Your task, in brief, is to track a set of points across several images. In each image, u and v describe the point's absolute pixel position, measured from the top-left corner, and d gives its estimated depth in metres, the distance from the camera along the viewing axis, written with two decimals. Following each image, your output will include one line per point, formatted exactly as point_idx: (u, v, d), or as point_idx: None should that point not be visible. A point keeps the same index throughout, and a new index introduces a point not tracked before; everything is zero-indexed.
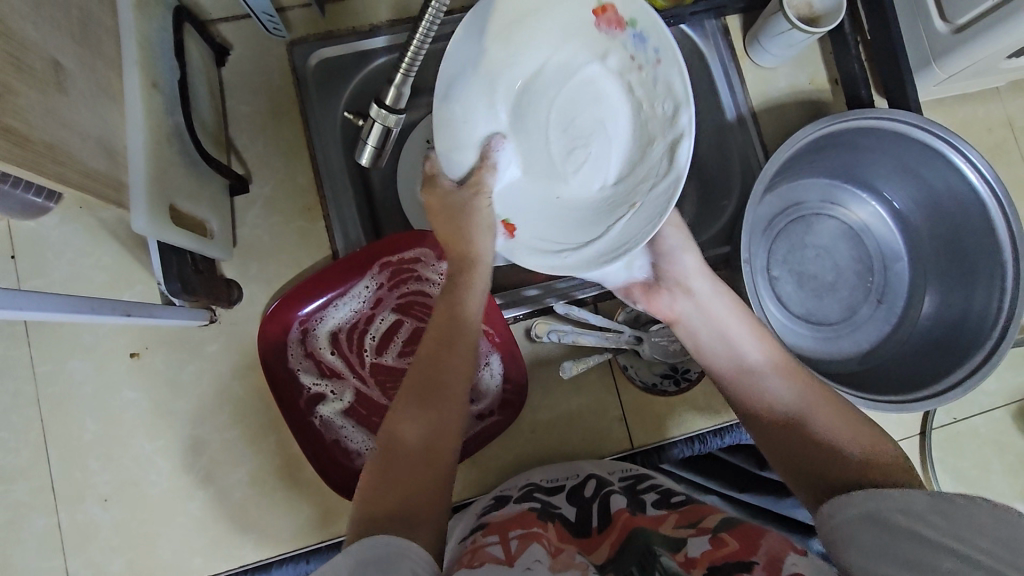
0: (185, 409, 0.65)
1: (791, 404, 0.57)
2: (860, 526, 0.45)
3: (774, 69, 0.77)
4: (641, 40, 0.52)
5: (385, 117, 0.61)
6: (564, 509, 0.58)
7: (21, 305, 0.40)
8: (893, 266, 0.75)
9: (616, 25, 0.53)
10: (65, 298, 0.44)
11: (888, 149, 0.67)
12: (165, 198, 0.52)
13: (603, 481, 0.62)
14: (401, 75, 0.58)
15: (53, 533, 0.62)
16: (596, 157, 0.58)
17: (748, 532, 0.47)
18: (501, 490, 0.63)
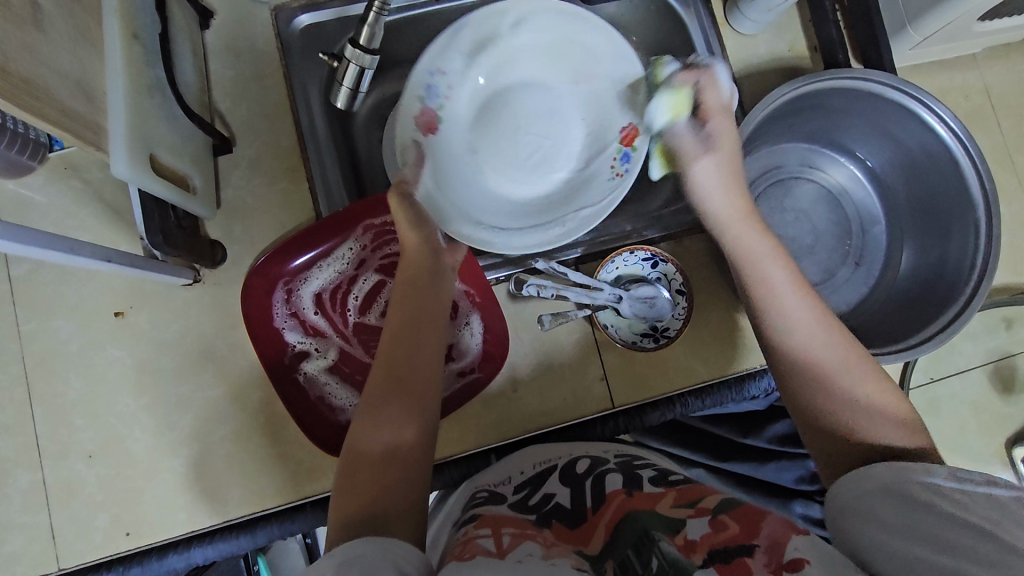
0: (169, 367, 0.66)
1: (869, 395, 0.53)
2: (878, 500, 0.48)
3: (753, 36, 0.78)
4: (430, 89, 0.70)
5: (359, 58, 0.62)
6: (559, 495, 0.59)
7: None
8: (871, 229, 0.76)
9: (429, 122, 0.71)
10: (46, 237, 0.45)
11: (862, 111, 0.69)
12: (147, 148, 0.52)
13: (596, 458, 0.64)
14: (374, 13, 0.59)
15: (37, 489, 0.63)
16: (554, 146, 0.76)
17: (749, 515, 0.50)
18: (494, 475, 0.65)
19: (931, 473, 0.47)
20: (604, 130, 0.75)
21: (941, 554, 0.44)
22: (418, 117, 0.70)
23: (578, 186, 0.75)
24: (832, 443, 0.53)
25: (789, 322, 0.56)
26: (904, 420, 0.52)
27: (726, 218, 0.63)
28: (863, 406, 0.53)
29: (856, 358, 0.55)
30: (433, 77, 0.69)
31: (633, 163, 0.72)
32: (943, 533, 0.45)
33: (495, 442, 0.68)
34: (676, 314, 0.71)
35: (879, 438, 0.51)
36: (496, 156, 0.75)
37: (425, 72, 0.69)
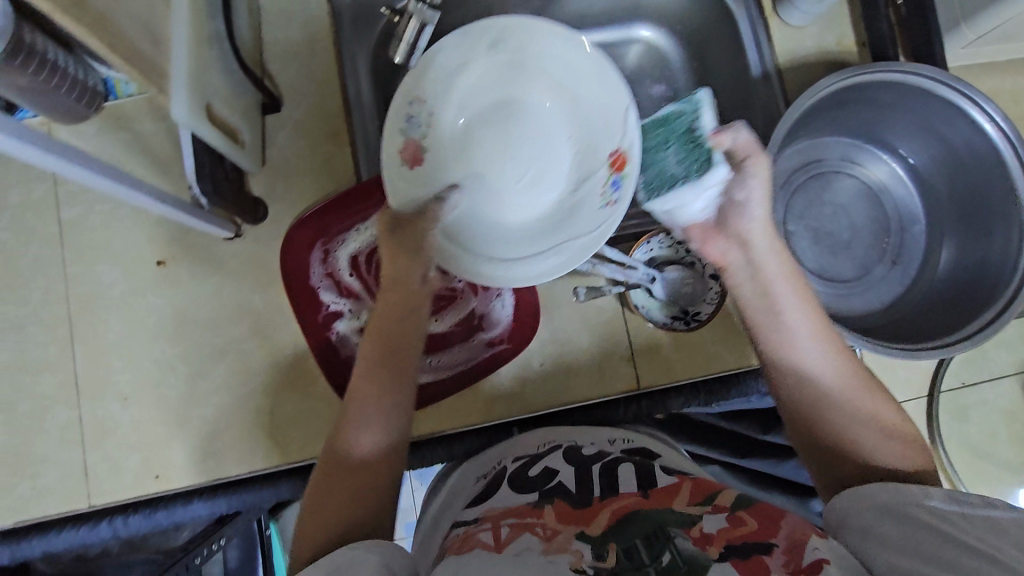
0: (206, 317, 0.67)
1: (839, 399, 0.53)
2: (868, 514, 0.46)
3: (801, 28, 0.78)
4: (415, 119, 0.61)
5: (424, 12, 0.63)
6: (563, 475, 0.58)
7: (70, 158, 0.41)
8: (910, 228, 0.74)
9: (413, 154, 0.62)
10: (111, 169, 0.46)
11: (909, 107, 0.68)
12: (203, 97, 0.53)
13: (602, 449, 0.62)
14: None
15: (73, 426, 0.64)
16: (535, 171, 0.65)
17: (767, 515, 0.48)
18: (494, 457, 0.64)
19: (932, 496, 0.45)
20: (591, 153, 0.63)
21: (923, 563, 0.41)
22: (405, 149, 0.61)
23: (564, 213, 0.64)
24: (834, 466, 0.52)
25: (801, 347, 0.55)
26: (902, 440, 0.51)
27: (779, 278, 0.56)
28: (870, 426, 0.52)
29: (866, 382, 0.54)
30: (413, 107, 0.61)
31: (625, 191, 0.59)
32: (919, 543, 0.43)
33: (519, 415, 0.69)
34: (709, 299, 0.70)
35: (883, 460, 0.50)
36: (501, 176, 0.65)
37: (405, 101, 0.60)
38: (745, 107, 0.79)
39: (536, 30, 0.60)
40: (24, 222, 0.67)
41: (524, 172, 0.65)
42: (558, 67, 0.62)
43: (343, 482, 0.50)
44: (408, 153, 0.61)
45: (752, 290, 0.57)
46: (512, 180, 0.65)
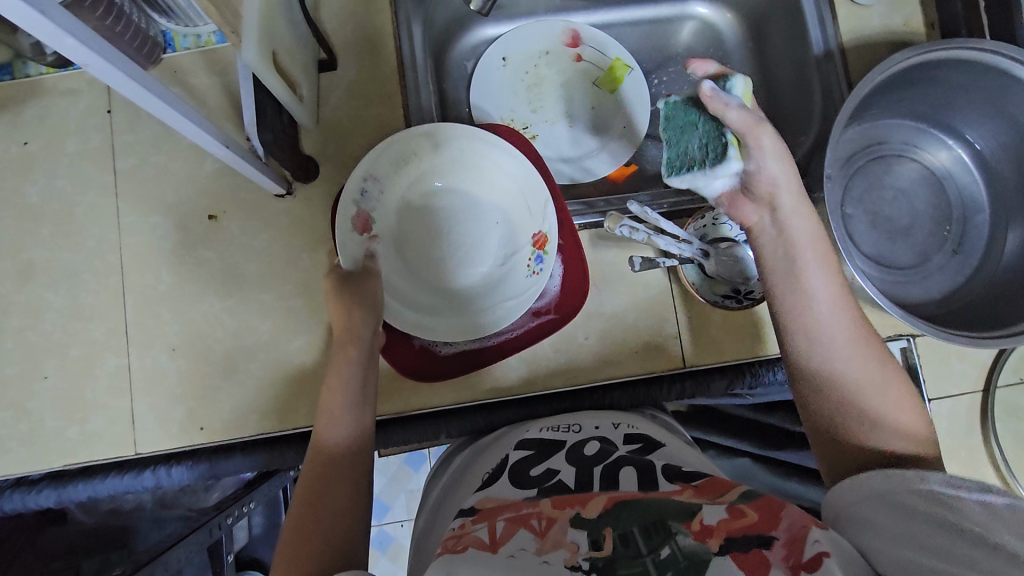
0: (255, 273, 0.67)
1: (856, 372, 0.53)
2: (868, 505, 0.47)
3: (869, 6, 0.75)
4: (365, 193, 0.65)
5: None
6: (563, 473, 0.57)
7: (167, 101, 0.42)
8: (973, 217, 0.72)
9: (365, 222, 0.65)
10: (197, 116, 0.46)
11: (983, 89, 0.65)
12: (270, 45, 0.53)
13: (607, 442, 0.61)
14: None
15: (122, 374, 0.65)
16: (476, 244, 0.70)
17: (769, 506, 0.47)
18: (493, 455, 0.63)
19: (931, 481, 0.46)
20: (517, 232, 0.69)
21: (926, 556, 0.42)
22: (357, 219, 0.65)
23: (494, 283, 0.69)
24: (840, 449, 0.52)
25: (819, 316, 0.55)
26: (908, 419, 0.52)
27: (803, 243, 0.57)
28: (877, 410, 0.52)
29: (875, 358, 0.54)
30: (368, 182, 0.65)
31: (546, 267, 0.66)
32: (926, 534, 0.43)
33: (562, 387, 0.68)
34: None
35: (890, 442, 0.51)
36: (436, 263, 0.69)
37: (361, 176, 0.64)
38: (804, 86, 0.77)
39: (476, 138, 0.66)
40: (80, 170, 0.67)
41: (458, 247, 0.69)
42: (506, 180, 0.69)
43: (321, 502, 0.53)
44: (358, 221, 0.64)
45: (776, 252, 0.57)
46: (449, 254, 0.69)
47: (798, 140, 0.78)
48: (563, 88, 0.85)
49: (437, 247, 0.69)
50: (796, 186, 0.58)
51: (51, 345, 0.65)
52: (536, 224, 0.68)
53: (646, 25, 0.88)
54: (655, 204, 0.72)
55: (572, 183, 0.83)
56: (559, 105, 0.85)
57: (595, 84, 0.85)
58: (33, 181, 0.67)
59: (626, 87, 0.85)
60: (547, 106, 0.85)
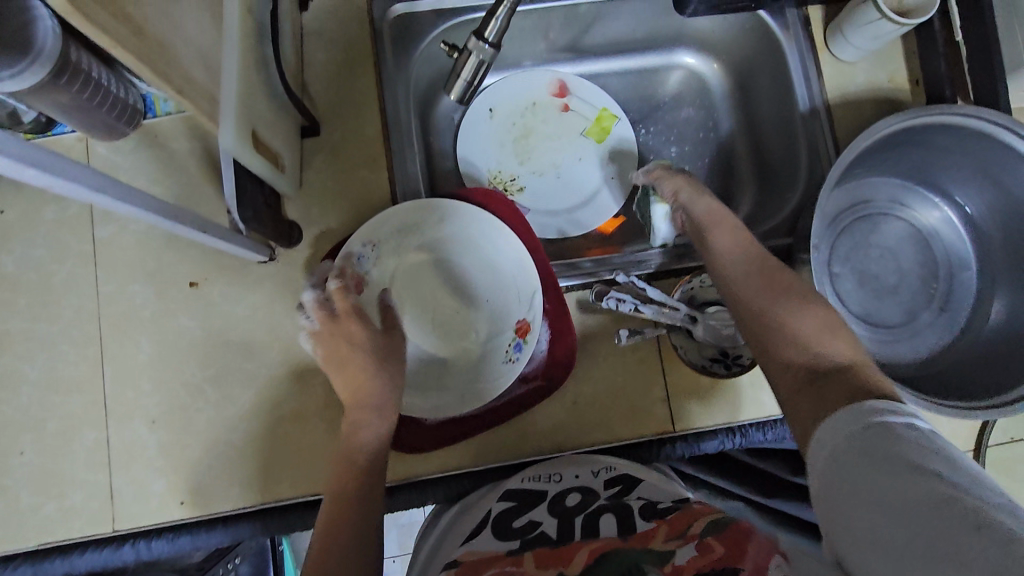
0: (237, 341, 0.66)
1: (783, 319, 0.55)
2: (833, 476, 0.43)
3: (853, 63, 0.76)
4: (362, 261, 0.66)
5: (482, 50, 0.60)
6: (545, 525, 0.56)
7: (135, 202, 0.41)
8: (960, 273, 0.72)
9: (355, 289, 0.66)
10: (167, 207, 0.46)
11: (966, 151, 0.65)
12: (249, 124, 0.52)
13: (587, 491, 0.60)
14: (505, 8, 0.58)
15: (101, 448, 0.63)
16: (463, 321, 0.70)
17: (737, 536, 0.45)
18: (479, 505, 0.62)
19: (868, 416, 0.44)
20: (504, 314, 0.70)
21: (904, 535, 0.36)
22: (345, 282, 0.65)
23: (474, 364, 0.69)
24: (776, 364, 0.54)
25: (733, 274, 0.60)
26: (836, 334, 0.53)
27: (705, 216, 0.64)
28: (808, 337, 0.53)
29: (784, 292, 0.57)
30: (365, 247, 0.66)
31: (523, 356, 0.66)
32: (886, 491, 0.39)
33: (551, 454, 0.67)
34: None
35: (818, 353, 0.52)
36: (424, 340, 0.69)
37: (359, 242, 0.65)
38: (791, 142, 0.78)
39: (478, 220, 0.68)
40: (59, 239, 0.66)
41: (443, 325, 0.70)
42: (500, 261, 0.70)
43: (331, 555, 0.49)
44: (347, 287, 0.65)
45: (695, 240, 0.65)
46: (433, 330, 0.70)
47: (785, 196, 0.78)
48: (551, 139, 0.84)
49: (427, 324, 0.70)
50: (683, 178, 0.68)
51: (28, 420, 0.63)
52: (523, 312, 0.68)
53: (632, 75, 0.88)
54: (644, 266, 0.71)
55: (561, 237, 0.82)
56: (547, 156, 0.84)
57: (582, 134, 0.85)
58: (11, 250, 0.66)
59: (614, 136, 0.85)
60: (535, 156, 0.84)
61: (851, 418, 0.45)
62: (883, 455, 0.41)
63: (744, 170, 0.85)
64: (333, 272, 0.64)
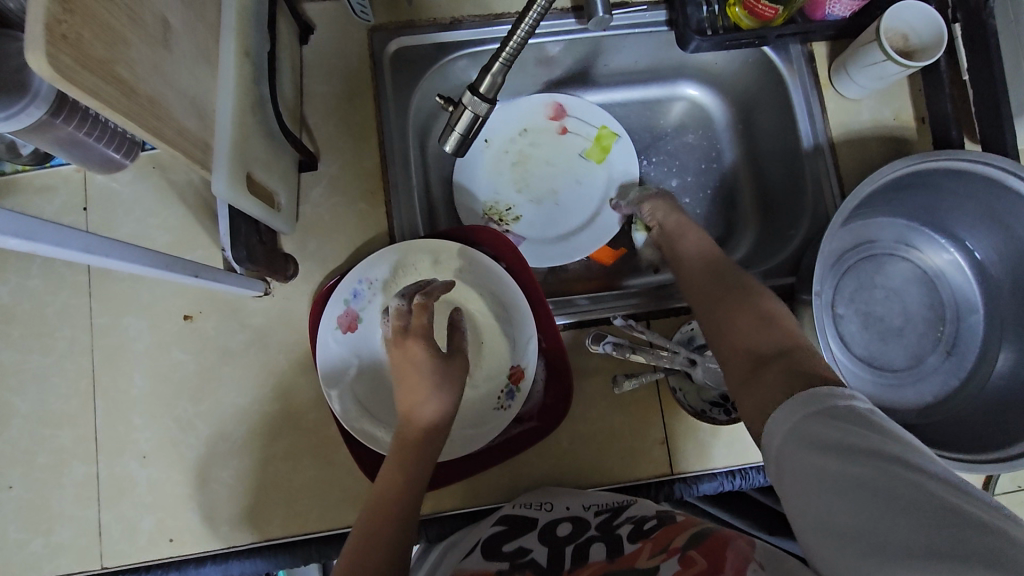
0: (230, 376, 0.66)
1: (737, 314, 0.58)
2: (797, 456, 0.43)
3: (858, 100, 0.75)
4: (356, 294, 0.65)
5: (476, 105, 0.58)
6: (536, 552, 0.55)
7: (122, 256, 0.41)
8: (967, 317, 0.71)
9: (349, 323, 0.65)
10: (156, 256, 0.45)
11: (974, 196, 0.64)
12: (244, 166, 0.52)
13: (579, 518, 0.58)
14: (501, 63, 0.56)
15: (90, 483, 0.63)
16: None
17: (715, 548, 0.46)
18: (470, 533, 0.59)
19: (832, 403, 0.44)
20: (496, 360, 0.68)
21: (865, 528, 0.37)
22: (340, 317, 0.65)
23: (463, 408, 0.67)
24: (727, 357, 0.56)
25: (694, 277, 0.64)
26: (785, 323, 0.56)
27: (677, 227, 0.70)
28: (760, 327, 0.56)
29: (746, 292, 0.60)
30: (362, 284, 0.66)
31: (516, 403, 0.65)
32: (848, 475, 0.40)
33: None
34: None
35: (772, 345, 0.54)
36: None
37: (356, 278, 0.65)
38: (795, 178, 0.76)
39: (477, 262, 0.68)
40: (54, 270, 0.66)
41: None
42: (496, 305, 0.68)
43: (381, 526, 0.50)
44: (341, 318, 0.65)
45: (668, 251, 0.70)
46: None
47: (789, 233, 0.77)
48: (551, 162, 0.83)
49: None
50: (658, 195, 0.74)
51: (18, 453, 0.63)
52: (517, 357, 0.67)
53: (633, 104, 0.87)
54: (641, 303, 0.70)
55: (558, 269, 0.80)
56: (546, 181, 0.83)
57: (582, 156, 0.83)
58: (7, 281, 0.65)
59: (614, 156, 0.83)
60: (533, 182, 0.83)
61: (796, 406, 0.46)
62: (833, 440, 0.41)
63: (747, 204, 0.84)
64: (328, 308, 0.64)
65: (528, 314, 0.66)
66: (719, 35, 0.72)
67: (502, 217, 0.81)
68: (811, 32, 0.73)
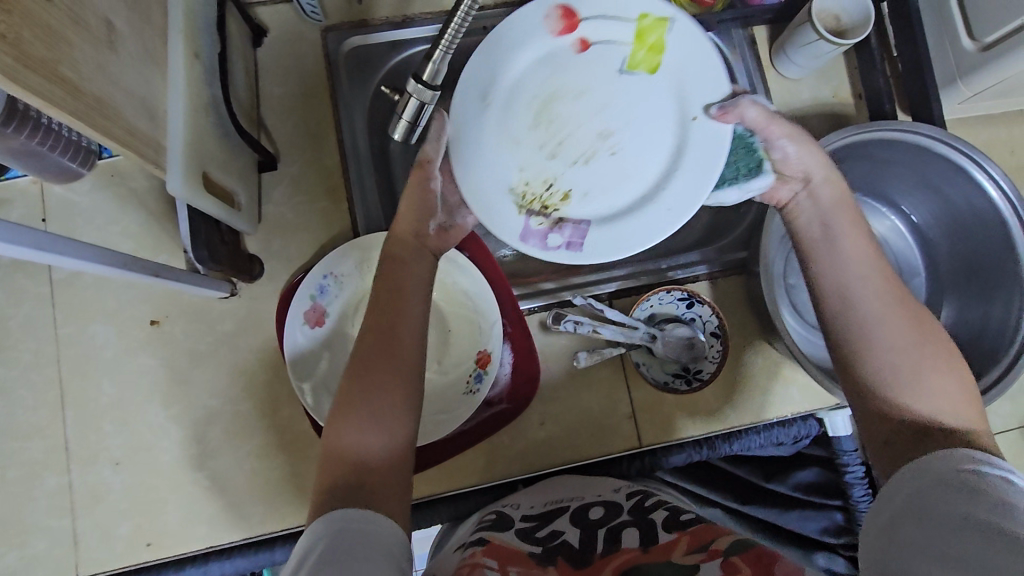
0: (201, 379, 0.66)
1: (895, 355, 0.49)
2: (899, 514, 0.43)
3: (799, 80, 0.78)
4: (322, 290, 0.66)
5: (420, 92, 0.53)
6: (567, 534, 0.55)
7: (87, 256, 0.42)
8: (910, 281, 0.74)
9: (317, 319, 0.66)
10: (116, 255, 0.46)
11: (909, 164, 0.67)
12: (199, 166, 0.53)
13: (611, 504, 0.59)
14: (441, 49, 0.50)
15: (63, 493, 0.63)
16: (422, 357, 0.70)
17: (760, 556, 0.45)
18: (499, 514, 0.60)
19: (955, 463, 0.42)
20: (462, 347, 0.69)
21: (944, 563, 0.38)
22: (307, 312, 0.65)
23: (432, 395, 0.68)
24: (876, 409, 0.48)
25: (846, 272, 0.52)
26: (960, 389, 0.47)
27: (834, 208, 0.55)
28: (928, 392, 0.47)
29: (931, 336, 0.50)
30: (327, 279, 0.66)
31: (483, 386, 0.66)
32: (942, 538, 0.39)
33: (521, 474, 0.68)
34: (710, 356, 0.69)
35: (941, 415, 0.46)
36: None
37: (320, 274, 0.66)
38: None
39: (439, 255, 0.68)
40: (14, 283, 0.66)
41: None
42: (460, 293, 0.69)
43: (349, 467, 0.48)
44: (307, 313, 0.65)
45: (808, 223, 0.56)
46: None
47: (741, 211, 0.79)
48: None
49: None
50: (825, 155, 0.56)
51: None
52: (483, 343, 0.68)
53: None
54: (604, 283, 0.72)
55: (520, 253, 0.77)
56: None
57: (627, 67, 0.55)
58: None
59: (671, 51, 0.54)
60: (570, 137, 0.56)
61: (909, 478, 0.44)
62: (926, 483, 0.42)
63: None
64: (292, 304, 0.64)
65: (490, 297, 0.67)
66: None
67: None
68: (751, 16, 0.76)
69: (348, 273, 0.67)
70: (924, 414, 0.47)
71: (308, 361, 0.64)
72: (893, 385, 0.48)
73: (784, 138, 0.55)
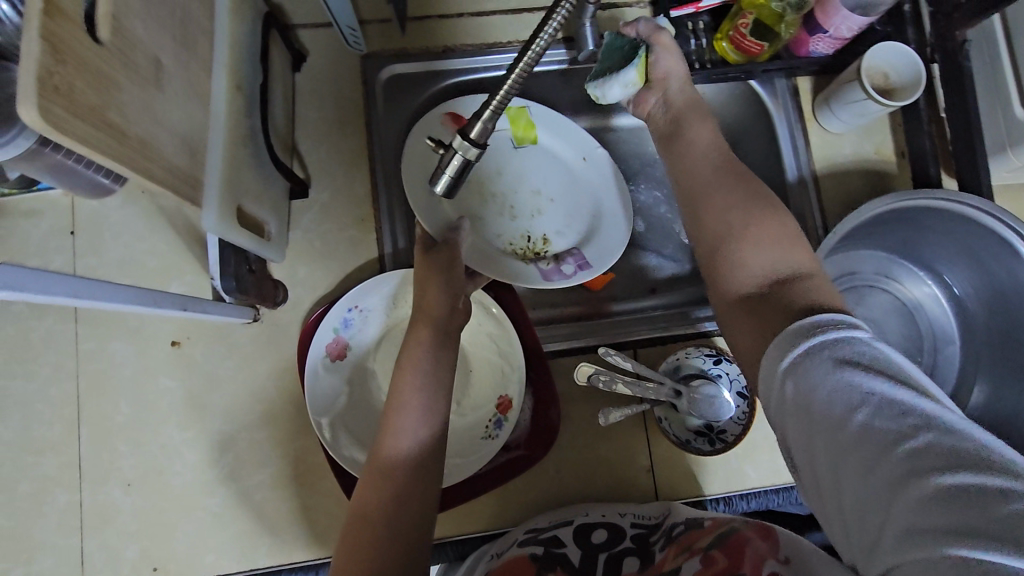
0: (218, 404, 0.66)
1: (762, 229, 0.51)
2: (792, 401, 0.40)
3: (841, 134, 0.76)
4: (346, 323, 0.66)
5: (466, 149, 0.51)
6: (569, 548, 0.57)
7: (112, 296, 0.42)
8: (944, 349, 0.73)
9: (339, 351, 0.65)
10: (143, 293, 0.46)
11: (952, 233, 0.66)
12: (234, 198, 0.52)
13: (614, 527, 0.60)
14: (492, 109, 0.48)
15: (73, 511, 0.62)
16: None
17: (737, 545, 0.47)
18: (508, 536, 0.61)
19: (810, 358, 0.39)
20: (482, 388, 0.68)
21: (855, 473, 0.35)
22: (330, 345, 0.65)
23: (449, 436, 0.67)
24: (730, 279, 0.51)
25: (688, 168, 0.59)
26: (772, 240, 0.51)
27: (678, 81, 0.63)
28: (770, 255, 0.50)
29: (760, 209, 0.53)
30: (351, 312, 0.66)
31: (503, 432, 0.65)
32: (847, 448, 0.36)
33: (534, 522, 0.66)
34: (736, 417, 0.66)
35: (781, 269, 0.49)
36: None
37: (344, 307, 0.65)
38: None
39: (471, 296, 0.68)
40: None
41: None
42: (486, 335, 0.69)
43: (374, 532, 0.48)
44: (330, 344, 0.65)
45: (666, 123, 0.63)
46: None
47: None
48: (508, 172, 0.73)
49: None
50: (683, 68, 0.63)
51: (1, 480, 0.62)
52: (505, 387, 0.67)
53: (622, 131, 0.80)
54: (630, 332, 0.71)
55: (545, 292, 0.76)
56: (525, 191, 0.73)
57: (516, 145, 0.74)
58: None
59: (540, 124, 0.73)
60: (517, 201, 0.73)
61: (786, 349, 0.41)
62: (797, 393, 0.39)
63: None
64: (315, 336, 0.64)
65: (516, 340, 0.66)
66: (707, 69, 0.72)
67: (544, 252, 0.72)
68: (796, 67, 0.74)
69: (374, 305, 0.67)
70: (789, 276, 0.49)
71: (328, 395, 0.64)
72: (741, 256, 0.51)
73: (665, 49, 0.62)
